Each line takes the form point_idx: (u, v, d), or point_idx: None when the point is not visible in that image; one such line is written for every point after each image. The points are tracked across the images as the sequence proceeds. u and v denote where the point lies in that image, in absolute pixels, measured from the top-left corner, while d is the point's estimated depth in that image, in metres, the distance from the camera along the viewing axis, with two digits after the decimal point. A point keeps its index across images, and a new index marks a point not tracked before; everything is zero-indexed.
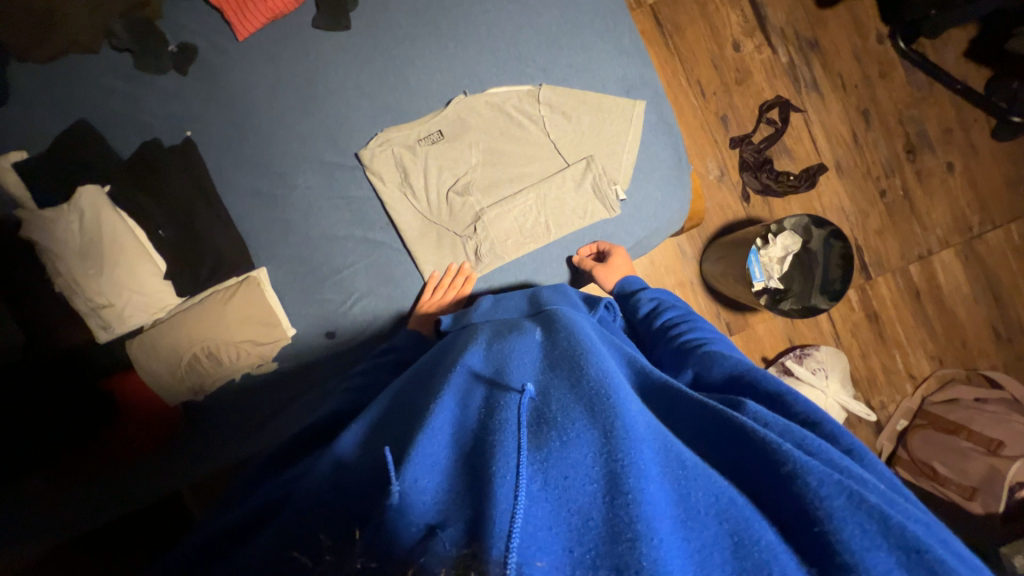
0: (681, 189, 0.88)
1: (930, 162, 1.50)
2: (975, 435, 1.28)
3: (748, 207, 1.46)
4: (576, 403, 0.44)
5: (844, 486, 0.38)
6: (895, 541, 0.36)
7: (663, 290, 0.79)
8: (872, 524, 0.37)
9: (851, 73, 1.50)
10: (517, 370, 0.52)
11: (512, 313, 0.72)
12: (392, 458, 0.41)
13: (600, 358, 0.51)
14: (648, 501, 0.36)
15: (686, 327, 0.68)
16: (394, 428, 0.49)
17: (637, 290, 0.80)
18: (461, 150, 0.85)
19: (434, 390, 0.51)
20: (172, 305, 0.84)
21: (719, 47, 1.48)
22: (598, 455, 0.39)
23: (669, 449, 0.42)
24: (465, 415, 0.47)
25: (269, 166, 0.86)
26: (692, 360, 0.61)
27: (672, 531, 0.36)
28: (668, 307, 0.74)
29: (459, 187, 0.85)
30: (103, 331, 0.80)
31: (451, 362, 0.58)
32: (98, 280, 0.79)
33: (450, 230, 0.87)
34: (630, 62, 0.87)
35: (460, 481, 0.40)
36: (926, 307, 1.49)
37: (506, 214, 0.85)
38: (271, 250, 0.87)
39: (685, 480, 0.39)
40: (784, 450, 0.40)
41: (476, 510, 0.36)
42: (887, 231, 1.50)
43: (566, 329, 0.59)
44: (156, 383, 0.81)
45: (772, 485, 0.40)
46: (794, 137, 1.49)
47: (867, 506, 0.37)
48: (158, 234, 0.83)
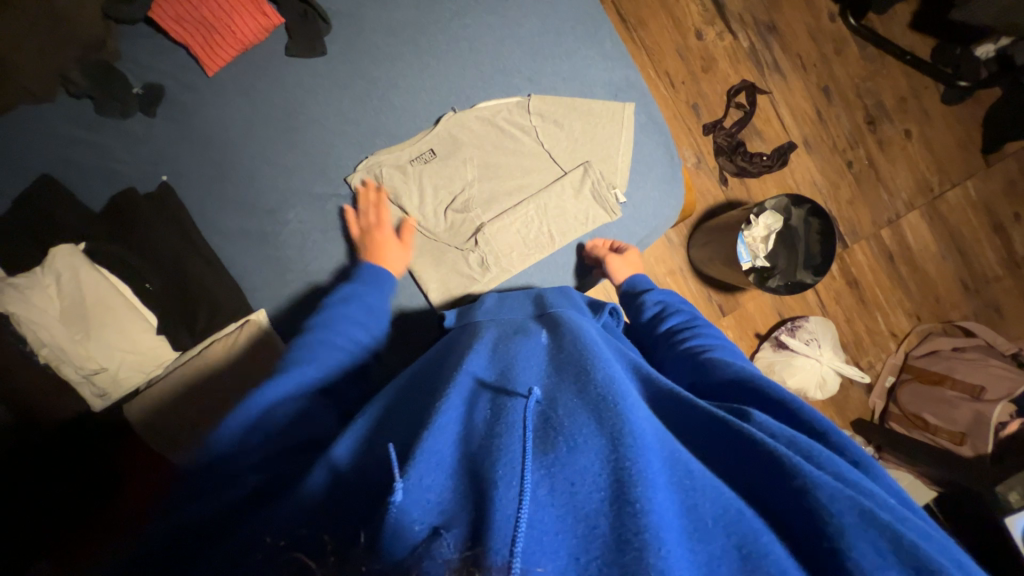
0: (676, 185, 0.89)
1: (889, 131, 1.58)
2: (958, 383, 1.35)
3: (727, 190, 1.50)
4: (583, 409, 0.44)
5: (856, 503, 0.36)
6: (907, 560, 0.34)
7: (668, 293, 0.77)
8: (884, 542, 0.35)
9: (808, 53, 1.56)
10: (523, 374, 0.52)
11: (513, 312, 0.71)
12: (397, 459, 0.41)
13: (605, 363, 0.51)
14: (655, 510, 0.35)
15: (689, 333, 0.66)
16: (396, 428, 0.47)
17: (641, 291, 0.78)
18: (456, 167, 0.84)
19: (437, 392, 0.50)
20: (168, 359, 0.79)
21: (683, 37, 1.51)
22: (604, 462, 0.39)
23: (676, 456, 0.41)
24: (469, 415, 0.46)
25: (256, 203, 0.82)
26: (690, 365, 0.59)
27: (679, 539, 0.35)
28: (672, 311, 0.72)
29: (458, 205, 0.84)
30: (100, 399, 0.75)
31: (454, 363, 0.56)
32: (86, 345, 0.73)
33: (450, 246, 0.85)
34: (614, 65, 0.88)
35: (464, 483, 0.39)
36: (900, 269, 1.57)
37: (508, 228, 0.84)
38: (268, 290, 0.83)
39: (692, 490, 0.39)
40: (794, 463, 0.39)
41: (481, 512, 0.36)
42: (857, 200, 1.57)
43: (572, 334, 0.58)
44: (153, 439, 0.77)
45: (776, 488, 0.39)
46: (762, 118, 1.54)
47: (879, 524, 0.35)
48: (146, 288, 0.79)
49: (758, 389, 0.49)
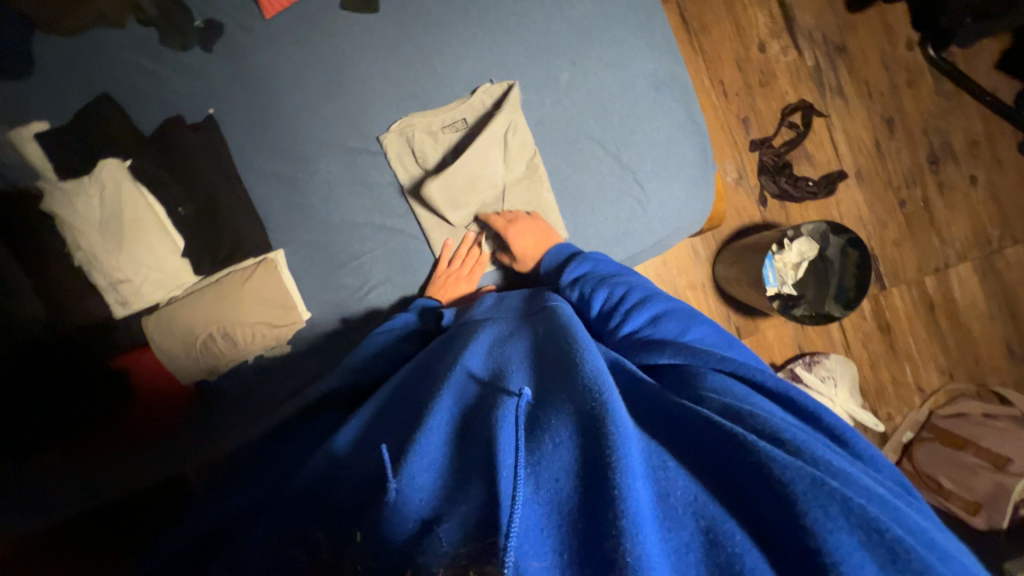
0: (705, 189, 0.87)
1: (953, 175, 1.48)
2: (981, 450, 1.27)
3: (765, 211, 1.45)
4: (569, 402, 0.44)
5: (807, 471, 0.37)
6: (856, 525, 0.34)
7: (586, 265, 0.73)
8: (834, 506, 0.35)
9: (877, 80, 1.47)
10: (515, 372, 0.53)
11: (513, 308, 0.71)
12: (390, 459, 0.44)
13: (592, 353, 0.51)
14: (634, 497, 0.35)
15: (622, 310, 0.65)
16: (392, 428, 0.51)
17: (564, 275, 0.74)
18: (485, 139, 0.85)
19: (435, 389, 0.53)
20: (188, 283, 0.83)
21: (745, 47, 1.45)
22: (584, 451, 0.40)
23: (655, 449, 0.41)
24: (465, 414, 0.49)
25: (290, 148, 0.85)
26: (636, 350, 0.59)
27: (658, 532, 0.35)
28: (595, 293, 0.69)
29: (482, 179, 0.85)
30: (120, 306, 0.81)
31: (451, 359, 0.59)
32: (117, 256, 0.79)
33: (468, 217, 0.86)
34: (661, 59, 0.86)
35: (458, 479, 0.42)
36: (939, 321, 1.48)
37: (527, 208, 0.85)
38: (288, 233, 0.86)
39: (668, 481, 0.39)
40: (749, 440, 0.39)
41: (470, 509, 0.38)
42: (905, 242, 1.48)
43: (564, 326, 0.58)
44: (167, 358, 0.82)
45: (739, 472, 0.39)
46: (815, 142, 1.47)
47: (830, 491, 0.36)
48: (177, 211, 0.83)
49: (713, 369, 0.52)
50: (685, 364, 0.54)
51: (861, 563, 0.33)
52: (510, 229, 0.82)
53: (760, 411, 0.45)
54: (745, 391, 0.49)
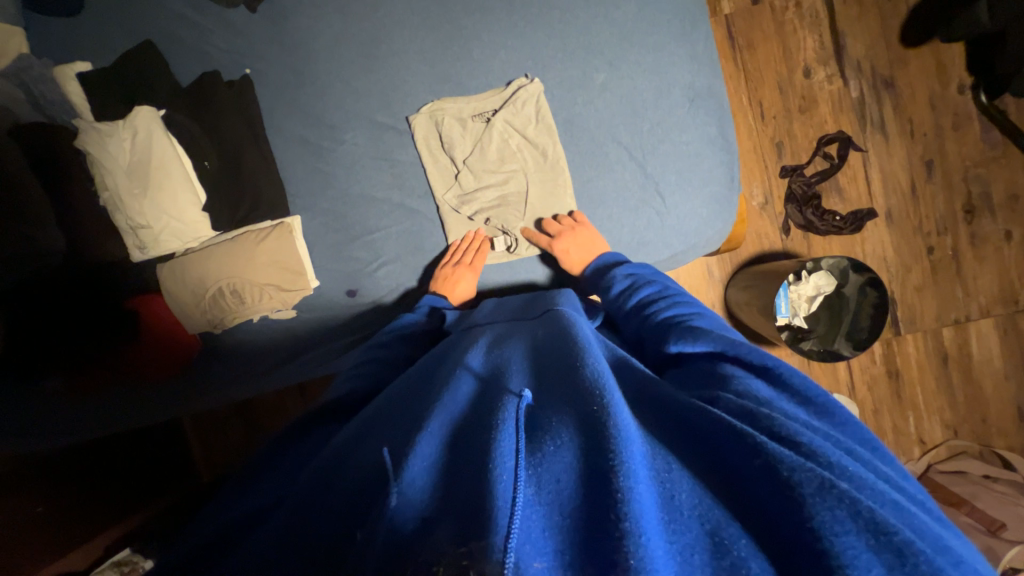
0: (727, 208, 0.86)
1: (987, 227, 1.43)
2: (975, 512, 1.24)
3: (786, 239, 1.43)
4: (570, 406, 0.45)
5: (815, 474, 0.37)
6: (863, 525, 0.34)
7: (638, 265, 0.77)
8: (841, 508, 0.35)
9: (922, 120, 1.43)
10: (516, 374, 0.54)
11: (514, 315, 0.73)
12: (390, 459, 0.44)
13: (596, 357, 0.52)
14: (637, 498, 0.36)
15: (665, 302, 0.67)
16: (389, 429, 0.50)
17: (614, 264, 0.78)
18: (512, 135, 0.84)
19: (435, 394, 0.53)
20: (205, 237, 0.85)
21: (789, 70, 1.42)
22: (591, 446, 0.40)
23: (657, 451, 0.41)
24: (464, 414, 0.50)
25: (320, 117, 0.86)
26: (669, 332, 0.61)
27: (660, 534, 0.35)
28: (643, 284, 0.72)
29: (505, 172, 0.85)
30: (137, 251, 0.83)
31: (451, 364, 0.60)
32: (139, 201, 0.80)
33: (486, 209, 0.86)
34: (701, 71, 0.83)
35: (458, 476, 0.42)
36: (951, 375, 1.44)
37: (545, 207, 0.85)
38: (308, 201, 0.87)
39: (669, 482, 0.39)
40: (759, 442, 0.39)
41: (469, 506, 0.38)
42: (927, 289, 1.44)
43: (565, 330, 0.59)
44: (178, 308, 0.84)
45: (749, 475, 0.39)
46: (849, 176, 1.44)
47: (838, 493, 0.36)
48: (203, 164, 0.84)
49: (745, 358, 0.52)
50: (715, 351, 0.55)
51: (868, 565, 0.33)
52: (556, 240, 0.82)
53: (776, 414, 0.44)
54: (772, 394, 0.48)
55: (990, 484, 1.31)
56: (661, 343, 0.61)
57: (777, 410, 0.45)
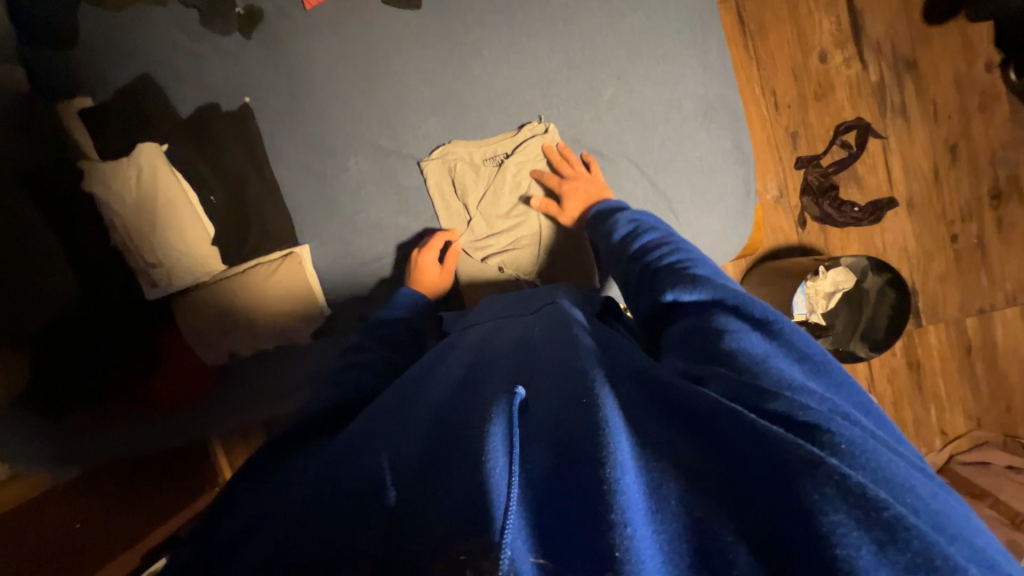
0: (744, 221, 0.83)
1: (1014, 212, 1.38)
2: (999, 504, 1.25)
3: (802, 232, 1.39)
4: (562, 400, 0.46)
5: (809, 454, 0.35)
6: (851, 503, 0.33)
7: (642, 211, 0.74)
8: (831, 488, 0.34)
9: (946, 102, 1.36)
10: (503, 366, 0.54)
11: (512, 310, 0.71)
12: (388, 463, 0.45)
13: (587, 350, 0.52)
14: (624, 489, 0.36)
15: (666, 250, 0.65)
16: (381, 429, 0.50)
17: (615, 209, 0.74)
18: (525, 178, 0.82)
19: (426, 397, 0.54)
20: (216, 271, 0.84)
21: (803, 55, 1.36)
22: (580, 434, 0.41)
23: (649, 441, 0.41)
24: (452, 404, 0.50)
25: (322, 144, 0.84)
26: (668, 283, 0.60)
27: (647, 522, 0.35)
28: (645, 229, 0.69)
29: (519, 221, 0.84)
30: (152, 289, 0.83)
31: (450, 362, 0.60)
32: (151, 239, 0.80)
33: (500, 251, 0.84)
34: (713, 80, 0.79)
35: (447, 472, 0.41)
36: (974, 365, 1.41)
37: (563, 264, 0.84)
38: (314, 229, 0.86)
39: (658, 472, 0.38)
40: (752, 422, 0.38)
41: (461, 500, 0.38)
42: (950, 278, 1.40)
43: (559, 323, 0.60)
44: (196, 340, 0.86)
45: (744, 455, 0.38)
46: (868, 163, 1.38)
47: (831, 472, 0.34)
48: (209, 199, 0.83)
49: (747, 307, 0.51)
50: (715, 300, 0.54)
51: (859, 544, 0.32)
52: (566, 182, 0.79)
53: (774, 384, 0.42)
54: (768, 349, 0.47)
55: (1014, 475, 1.30)
56: (659, 294, 0.59)
57: (772, 369, 0.44)
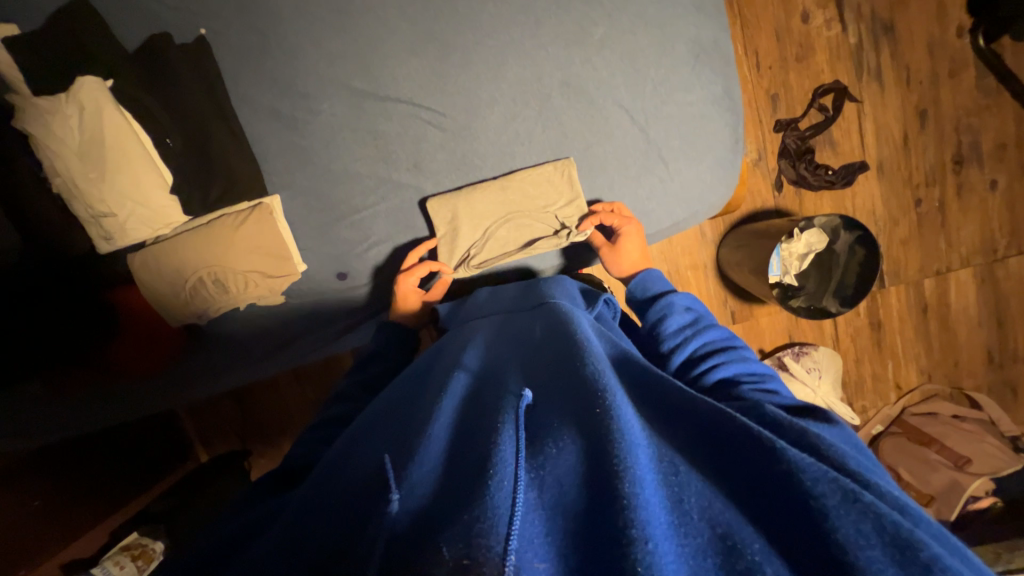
0: (731, 172, 0.83)
1: (974, 177, 1.44)
2: (945, 449, 1.36)
3: (778, 196, 1.41)
4: (573, 415, 0.43)
5: (838, 484, 0.36)
6: (887, 539, 0.34)
7: (689, 297, 0.72)
8: (866, 523, 0.35)
9: (918, 68, 1.39)
10: (509, 374, 0.52)
11: (510, 306, 0.71)
12: (391, 463, 0.42)
13: (596, 353, 0.50)
14: (645, 504, 0.35)
15: (729, 354, 0.61)
16: (387, 435, 0.48)
17: (664, 294, 0.71)
18: (515, 123, 0.78)
19: (432, 397, 0.51)
20: (177, 223, 0.78)
21: (787, 15, 1.35)
22: (594, 450, 0.39)
23: (665, 453, 0.40)
24: (462, 421, 0.47)
25: (291, 84, 0.76)
26: (728, 391, 0.56)
27: (671, 538, 0.34)
28: (704, 326, 0.66)
29: (506, 169, 0.80)
30: (104, 241, 0.75)
31: (448, 364, 0.58)
32: (99, 186, 0.72)
33: (490, 221, 0.80)
34: (705, 23, 0.77)
35: (455, 484, 0.40)
36: (929, 324, 1.50)
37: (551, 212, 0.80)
38: (286, 178, 0.80)
39: (678, 487, 0.38)
40: (778, 448, 0.39)
41: (463, 510, 0.36)
42: (912, 242, 1.46)
43: (565, 321, 0.57)
44: (158, 302, 0.79)
45: (767, 481, 0.38)
46: (842, 128, 1.41)
47: (861, 505, 0.35)
48: (166, 143, 0.76)
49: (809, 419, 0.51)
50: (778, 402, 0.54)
51: None
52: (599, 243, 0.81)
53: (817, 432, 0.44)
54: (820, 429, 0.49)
55: (958, 422, 1.41)
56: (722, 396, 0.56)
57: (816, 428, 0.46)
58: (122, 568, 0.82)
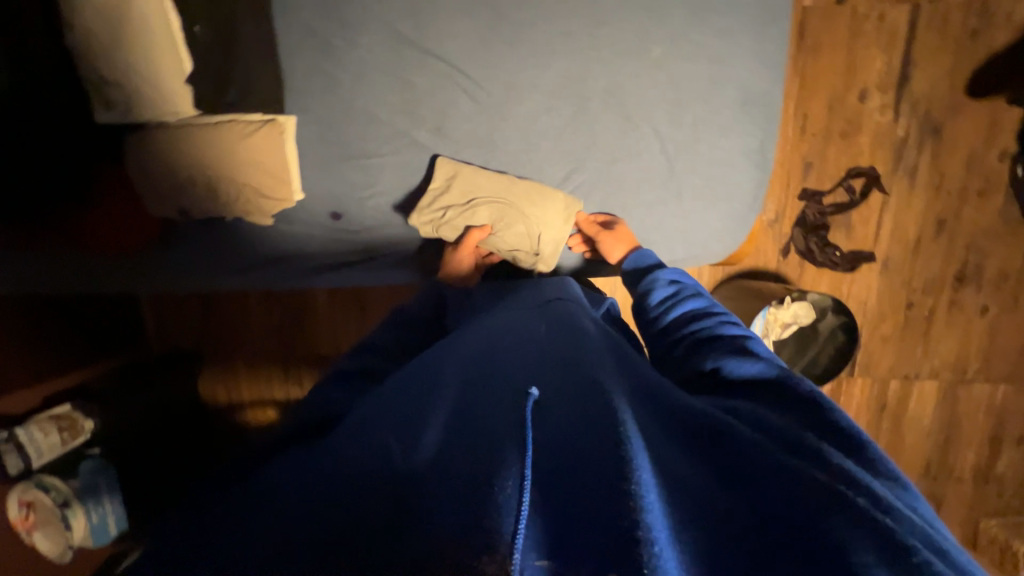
0: (741, 227, 0.82)
1: (968, 298, 1.46)
2: None
3: (782, 261, 1.43)
4: (588, 414, 0.43)
5: (837, 495, 0.34)
6: (880, 546, 0.31)
7: (682, 273, 0.73)
8: (862, 527, 0.32)
9: (952, 178, 1.39)
10: (522, 367, 0.51)
11: (521, 303, 0.69)
12: (398, 450, 0.41)
13: (609, 368, 0.50)
14: (651, 504, 0.34)
15: (708, 321, 0.61)
16: (390, 417, 0.47)
17: (656, 269, 0.72)
18: (546, 116, 0.76)
19: (439, 394, 0.50)
20: (183, 114, 0.75)
21: (845, 88, 1.34)
22: (604, 447, 0.38)
23: (672, 459, 0.40)
24: (472, 410, 0.46)
25: (334, 7, 0.73)
26: (707, 359, 0.56)
27: (673, 536, 0.33)
28: (690, 297, 0.66)
29: (526, 160, 0.79)
30: (103, 110, 0.73)
31: (458, 358, 0.57)
32: (115, 54, 0.70)
33: (483, 194, 0.80)
34: (762, 72, 0.75)
35: (464, 464, 0.38)
36: (881, 422, 1.54)
37: (558, 218, 0.80)
38: (304, 103, 0.77)
39: (682, 487, 0.37)
40: (786, 462, 0.38)
41: (471, 501, 0.34)
42: (891, 341, 1.49)
43: (582, 332, 0.57)
44: (144, 190, 0.77)
45: (765, 486, 0.37)
46: (863, 214, 1.41)
47: (858, 513, 0.33)
48: (193, 29, 0.72)
49: (775, 382, 0.49)
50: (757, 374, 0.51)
51: None
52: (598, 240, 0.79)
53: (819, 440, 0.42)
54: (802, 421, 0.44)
55: None
56: (701, 370, 0.56)
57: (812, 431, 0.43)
58: (49, 435, 0.88)
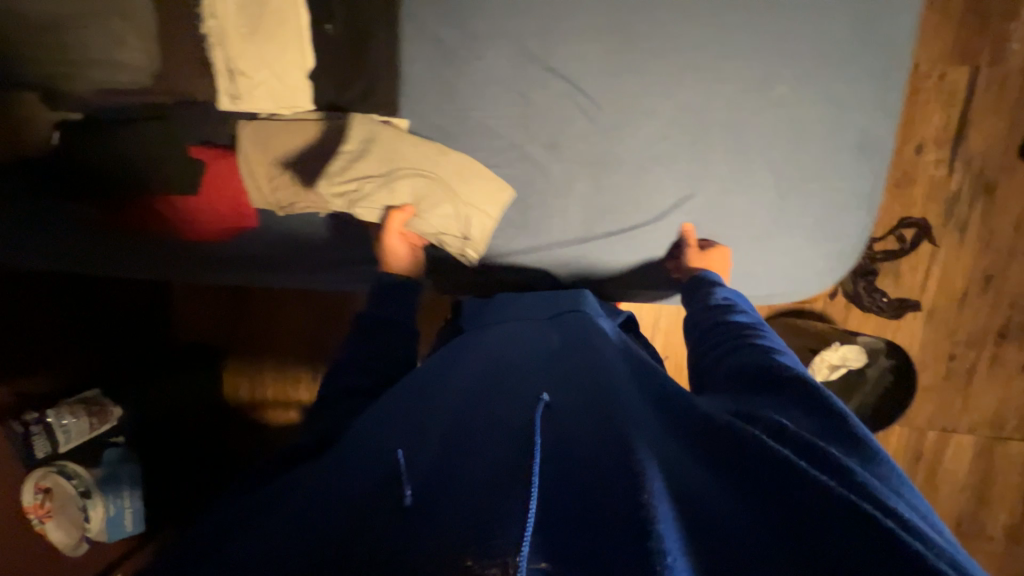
0: (842, 267, 0.83)
1: (1010, 355, 1.47)
2: None
3: (828, 302, 1.44)
4: (595, 432, 0.44)
5: (838, 506, 0.35)
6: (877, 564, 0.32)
7: (735, 291, 0.72)
8: (862, 544, 0.33)
9: (1002, 236, 1.41)
10: (538, 376, 0.53)
11: (531, 311, 0.72)
12: (405, 464, 0.44)
13: (616, 381, 0.51)
14: (659, 517, 0.35)
15: (742, 330, 0.61)
16: (404, 424, 0.50)
17: (712, 283, 0.73)
18: (663, 143, 0.77)
19: (453, 400, 0.53)
20: (301, 108, 0.76)
21: (903, 140, 1.37)
22: (609, 467, 0.40)
23: (683, 472, 0.41)
24: (483, 420, 0.48)
25: (462, 19, 0.74)
26: (734, 368, 0.56)
27: (681, 545, 0.34)
28: (737, 311, 0.66)
29: (637, 183, 0.79)
30: (227, 99, 0.73)
31: (474, 363, 0.60)
32: (248, 45, 0.71)
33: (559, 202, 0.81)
34: (877, 120, 0.76)
35: (477, 477, 0.41)
36: (916, 473, 1.53)
37: (655, 239, 0.81)
38: (419, 108, 0.77)
39: (689, 500, 0.38)
40: (795, 470, 0.38)
41: (470, 512, 0.37)
42: (930, 392, 1.50)
43: (588, 345, 0.59)
44: (249, 178, 0.77)
45: (774, 499, 0.38)
46: (912, 262, 1.43)
47: (861, 529, 0.34)
48: (324, 28, 0.74)
49: (789, 390, 0.49)
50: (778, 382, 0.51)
51: None
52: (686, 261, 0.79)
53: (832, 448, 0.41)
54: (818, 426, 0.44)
55: None
56: (727, 379, 0.56)
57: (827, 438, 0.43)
58: (76, 416, 0.90)
